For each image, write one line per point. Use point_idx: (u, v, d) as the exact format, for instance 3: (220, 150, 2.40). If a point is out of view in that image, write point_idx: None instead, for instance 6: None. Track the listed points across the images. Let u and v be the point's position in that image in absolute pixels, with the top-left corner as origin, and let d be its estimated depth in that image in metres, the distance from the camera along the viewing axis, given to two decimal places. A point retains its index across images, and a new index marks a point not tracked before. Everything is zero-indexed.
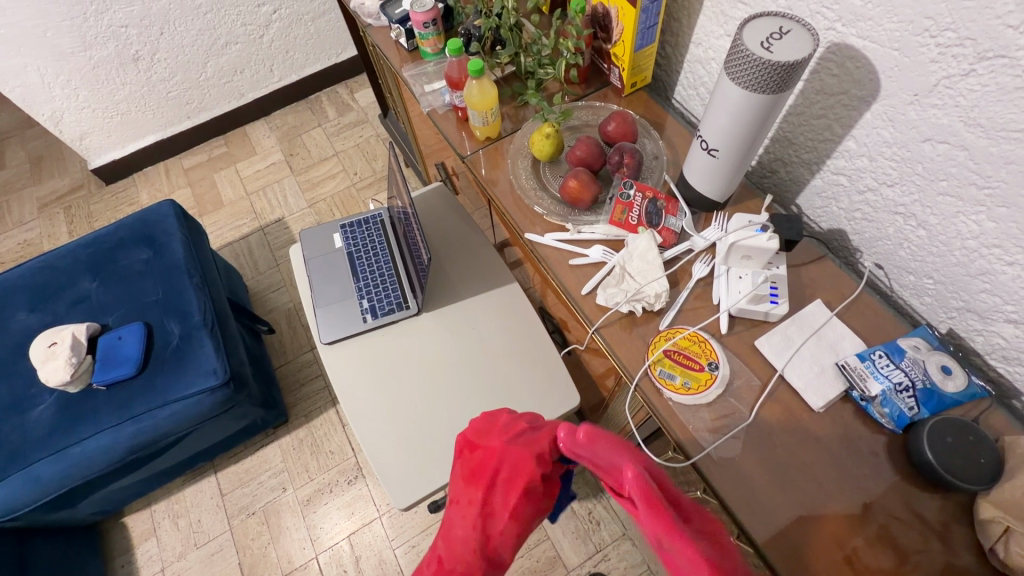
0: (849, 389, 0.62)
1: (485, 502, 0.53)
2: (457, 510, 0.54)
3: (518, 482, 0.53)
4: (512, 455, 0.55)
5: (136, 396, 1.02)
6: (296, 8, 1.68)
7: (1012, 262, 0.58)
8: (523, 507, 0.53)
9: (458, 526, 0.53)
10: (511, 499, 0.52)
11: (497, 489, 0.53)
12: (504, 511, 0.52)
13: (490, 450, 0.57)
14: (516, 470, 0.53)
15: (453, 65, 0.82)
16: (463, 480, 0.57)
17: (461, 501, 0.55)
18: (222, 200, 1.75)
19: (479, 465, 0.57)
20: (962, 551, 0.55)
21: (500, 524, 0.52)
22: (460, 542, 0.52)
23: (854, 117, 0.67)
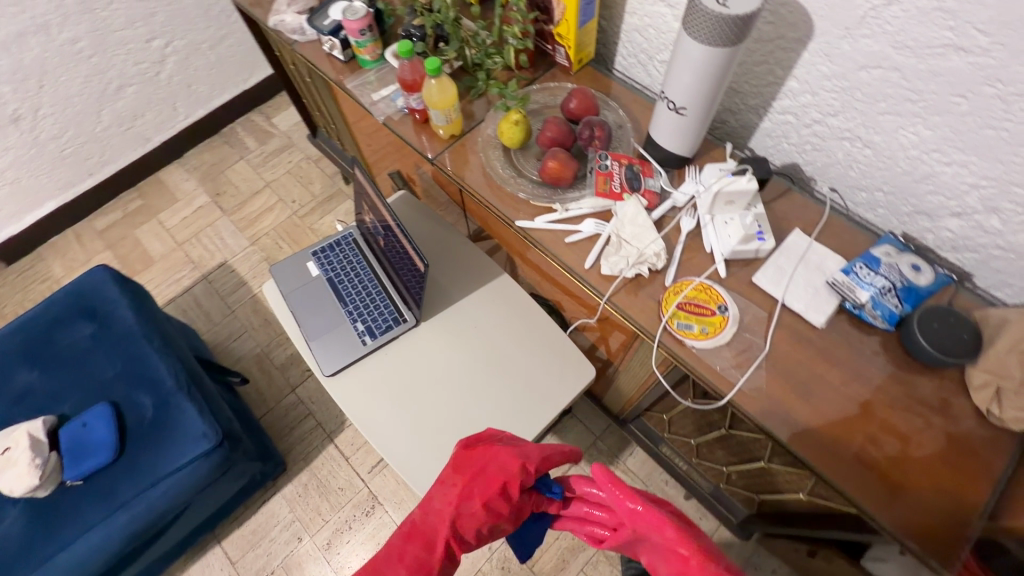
0: (842, 301, 0.69)
1: (466, 491, 0.61)
2: (440, 488, 0.63)
3: (497, 482, 0.60)
4: (501, 460, 0.62)
5: (120, 481, 0.93)
6: (190, 38, 1.56)
7: (950, 161, 0.66)
8: (497, 504, 0.59)
9: (438, 500, 0.62)
10: (485, 496, 0.59)
11: (477, 483, 0.61)
12: (479, 498, 0.59)
13: (486, 450, 0.64)
14: (499, 472, 0.61)
15: (405, 67, 0.80)
16: (453, 464, 0.65)
17: (446, 482, 0.64)
18: (152, 256, 1.61)
19: (471, 456, 0.65)
20: (963, 418, 0.63)
21: (472, 509, 0.59)
22: (436, 512, 0.61)
23: (793, 58, 0.72)
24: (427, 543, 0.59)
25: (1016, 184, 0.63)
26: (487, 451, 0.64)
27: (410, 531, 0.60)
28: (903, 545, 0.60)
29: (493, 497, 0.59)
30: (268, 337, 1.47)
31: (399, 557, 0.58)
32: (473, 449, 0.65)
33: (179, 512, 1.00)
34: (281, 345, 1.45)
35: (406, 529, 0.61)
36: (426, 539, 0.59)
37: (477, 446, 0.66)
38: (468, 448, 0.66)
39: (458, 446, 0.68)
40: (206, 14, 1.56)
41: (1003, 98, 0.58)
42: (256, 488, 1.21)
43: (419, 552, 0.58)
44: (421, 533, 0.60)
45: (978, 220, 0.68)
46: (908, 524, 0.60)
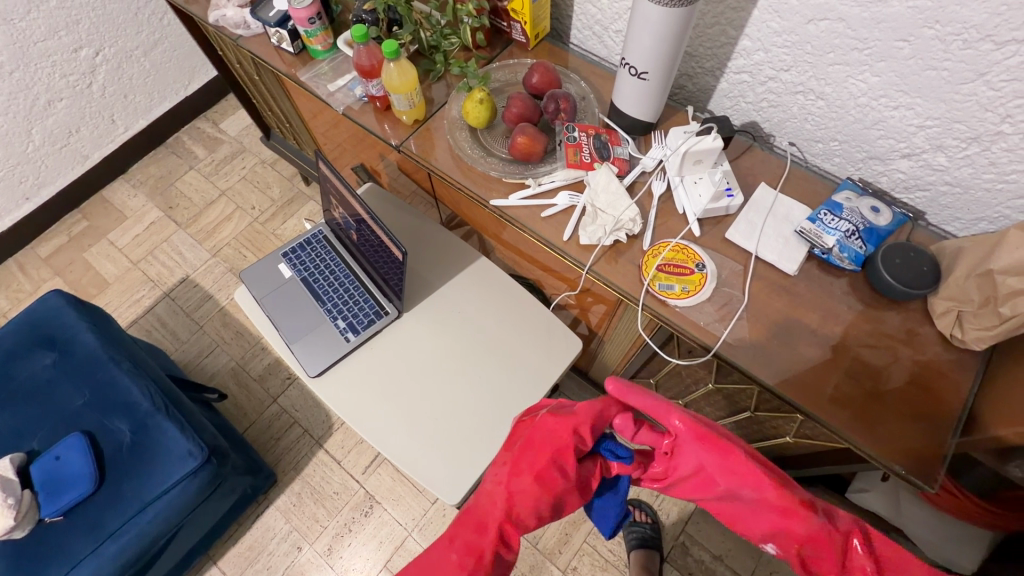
0: (811, 248, 0.72)
1: (517, 465, 0.65)
2: (494, 467, 0.68)
3: (545, 454, 0.63)
4: (548, 428, 0.65)
5: (104, 512, 0.89)
6: (121, 44, 1.48)
7: (897, 105, 0.70)
8: (547, 472, 0.62)
9: (491, 479, 0.67)
10: (535, 467, 0.63)
11: (525, 456, 0.64)
12: (530, 473, 0.63)
13: (535, 420, 0.68)
14: (546, 442, 0.64)
15: (361, 53, 0.78)
16: (508, 442, 0.69)
17: (500, 460, 0.68)
18: (105, 279, 1.53)
19: (521, 430, 0.69)
20: (929, 346, 0.67)
21: (522, 485, 0.63)
22: (488, 495, 0.66)
23: (743, 16, 0.74)
24: (478, 526, 0.65)
25: (958, 120, 0.66)
26: (535, 421, 0.68)
27: (463, 515, 0.66)
28: (888, 470, 0.63)
29: (544, 468, 0.63)
30: (242, 350, 1.42)
31: (451, 543, 0.64)
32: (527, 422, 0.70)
33: (171, 536, 0.97)
34: (257, 356, 1.41)
35: (460, 514, 0.67)
36: (477, 524, 0.65)
37: (530, 419, 0.71)
38: (520, 425, 0.70)
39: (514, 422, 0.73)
40: (136, 18, 1.47)
41: (943, 38, 0.61)
42: (248, 503, 1.18)
43: (470, 536, 0.64)
44: (471, 518, 0.66)
45: (926, 159, 0.72)
46: (890, 451, 0.64)
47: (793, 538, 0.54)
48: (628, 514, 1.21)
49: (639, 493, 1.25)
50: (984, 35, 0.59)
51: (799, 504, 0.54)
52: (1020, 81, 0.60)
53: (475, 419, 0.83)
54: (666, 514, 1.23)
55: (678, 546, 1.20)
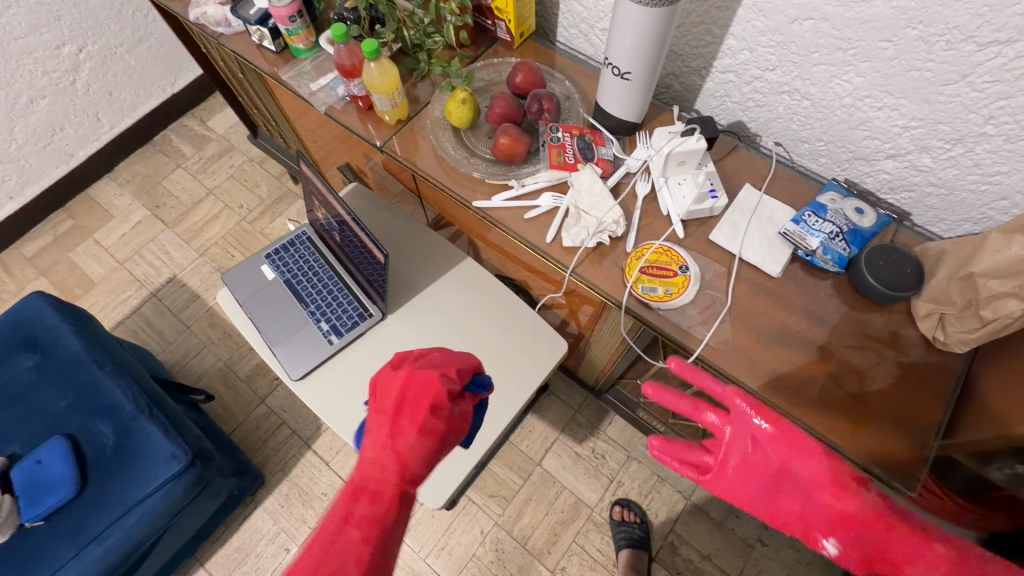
0: (795, 250, 0.71)
1: (395, 425, 0.66)
2: (373, 431, 0.67)
3: (422, 406, 0.65)
4: (418, 379, 0.67)
5: (86, 516, 0.88)
6: (104, 41, 1.45)
7: (882, 106, 0.69)
8: (427, 423, 0.64)
9: (370, 443, 0.66)
10: (415, 421, 0.65)
11: (405, 412, 0.65)
12: (412, 428, 0.64)
13: (396, 376, 0.68)
14: (421, 395, 0.66)
15: (342, 52, 0.77)
16: (376, 404, 0.68)
17: (375, 424, 0.67)
18: (91, 279, 1.52)
19: (386, 390, 0.68)
20: (913, 348, 0.67)
21: (409, 441, 0.64)
22: (372, 462, 0.64)
23: (728, 16, 0.73)
24: (371, 495, 0.63)
25: (942, 121, 0.66)
26: (398, 378, 0.68)
27: (352, 489, 0.64)
28: (868, 471, 0.64)
29: (423, 418, 0.64)
30: (229, 350, 1.41)
31: (347, 520, 0.61)
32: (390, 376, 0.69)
33: (155, 539, 0.96)
34: (244, 357, 1.40)
35: (347, 492, 0.63)
36: (370, 494, 0.63)
37: (390, 374, 0.70)
38: (385, 380, 0.69)
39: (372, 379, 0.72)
40: (119, 15, 1.45)
41: (926, 39, 0.61)
42: (235, 504, 1.17)
43: (366, 507, 0.62)
44: (362, 489, 0.63)
45: (911, 160, 0.72)
46: (871, 453, 0.64)
47: (852, 517, 0.55)
48: (618, 514, 1.20)
49: (628, 493, 1.25)
50: (966, 35, 0.58)
51: (850, 478, 0.56)
52: (1003, 82, 0.59)
53: None
54: (655, 513, 1.23)
55: (667, 546, 1.20)
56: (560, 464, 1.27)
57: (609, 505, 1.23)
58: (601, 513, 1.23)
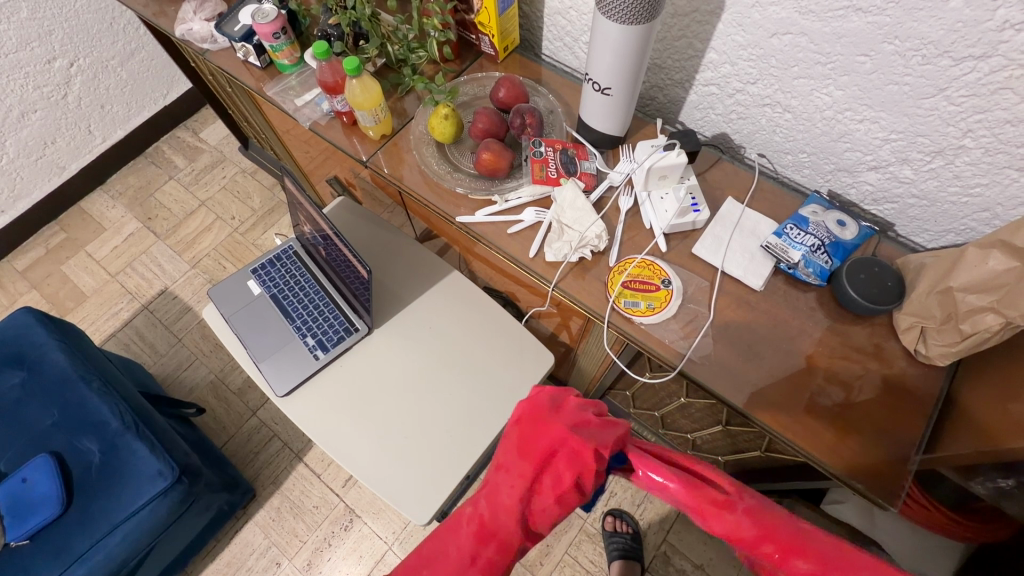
0: (777, 263, 0.71)
1: (535, 480, 0.51)
2: (506, 477, 0.51)
3: (576, 471, 0.50)
4: (581, 445, 0.51)
5: (72, 533, 0.88)
6: (96, 55, 1.46)
7: (862, 119, 0.69)
8: (571, 498, 0.51)
9: (505, 493, 0.50)
10: (559, 491, 0.50)
11: (552, 473, 0.51)
12: (551, 494, 0.50)
13: (554, 429, 0.52)
14: (573, 462, 0.51)
15: (325, 69, 0.78)
16: (517, 445, 0.53)
17: (512, 469, 0.51)
18: (83, 292, 1.52)
19: (534, 437, 0.53)
20: (895, 361, 0.67)
21: (546, 503, 0.50)
22: (509, 512, 0.49)
23: (709, 30, 0.73)
24: (500, 545, 0.48)
25: (921, 134, 0.66)
26: (554, 428, 0.52)
27: (479, 532, 0.48)
28: (849, 484, 0.64)
29: (570, 492, 0.50)
30: (221, 363, 1.41)
31: (472, 563, 0.47)
32: (539, 422, 0.54)
33: (143, 555, 0.96)
34: (236, 370, 1.40)
35: (474, 530, 0.48)
36: (500, 543, 0.48)
37: (541, 420, 0.54)
38: (529, 426, 0.54)
39: (511, 418, 0.56)
40: (110, 28, 1.45)
41: (902, 54, 0.61)
42: (225, 518, 1.17)
43: (493, 556, 0.48)
44: (492, 535, 0.48)
45: (892, 172, 0.72)
46: (852, 467, 0.63)
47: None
48: (609, 525, 1.20)
49: (621, 503, 1.25)
50: (942, 50, 0.58)
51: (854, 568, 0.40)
52: (979, 96, 0.59)
53: (445, 436, 0.83)
54: (648, 524, 1.23)
55: (659, 556, 1.20)
56: None
57: (601, 515, 1.23)
58: (594, 524, 1.23)
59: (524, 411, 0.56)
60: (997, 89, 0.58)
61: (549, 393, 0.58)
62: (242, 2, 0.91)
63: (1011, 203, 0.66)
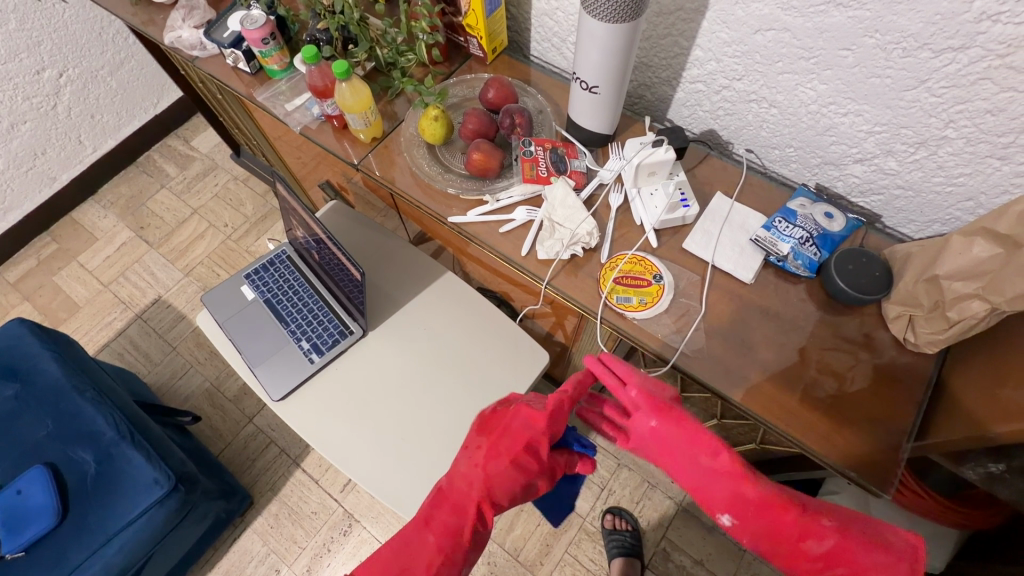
0: (767, 256, 0.72)
1: (492, 447, 0.60)
2: (467, 450, 0.63)
3: (523, 437, 0.59)
4: (527, 416, 0.61)
5: (68, 544, 0.88)
6: (85, 65, 1.45)
7: (846, 112, 0.70)
8: (523, 463, 0.59)
9: (463, 462, 0.62)
10: (511, 454, 0.59)
11: (503, 441, 0.60)
12: (506, 458, 0.59)
13: (506, 409, 0.63)
14: (525, 427, 0.60)
15: (314, 73, 0.78)
16: (478, 426, 0.64)
17: (471, 444, 0.63)
18: (76, 302, 1.51)
19: (493, 418, 0.63)
20: (886, 350, 0.68)
21: (500, 469, 0.59)
22: (462, 478, 0.61)
23: (694, 28, 0.74)
24: (454, 509, 0.60)
25: (905, 126, 0.67)
26: (512, 407, 0.63)
27: (437, 498, 0.62)
28: (843, 474, 0.64)
29: (519, 455, 0.59)
30: (217, 370, 1.40)
31: (427, 524, 0.60)
32: (499, 407, 0.65)
33: (141, 564, 0.96)
34: (231, 377, 1.39)
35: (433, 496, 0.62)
36: (453, 506, 0.60)
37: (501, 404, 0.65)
38: (493, 408, 0.65)
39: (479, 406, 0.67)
40: (99, 38, 1.45)
41: (883, 47, 0.62)
42: (224, 526, 1.17)
43: (447, 519, 0.59)
44: (447, 500, 0.61)
45: (878, 164, 0.73)
46: (844, 456, 0.64)
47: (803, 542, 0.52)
48: (609, 523, 1.21)
49: (619, 501, 1.25)
50: (921, 43, 0.59)
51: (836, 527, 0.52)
52: (959, 87, 0.60)
53: (441, 436, 0.83)
54: (647, 520, 1.23)
55: (659, 553, 1.20)
56: None
57: (600, 513, 1.23)
58: (593, 522, 1.23)
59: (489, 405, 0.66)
60: (976, 80, 0.59)
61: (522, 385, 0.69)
62: (231, 9, 0.91)
63: (995, 191, 0.67)
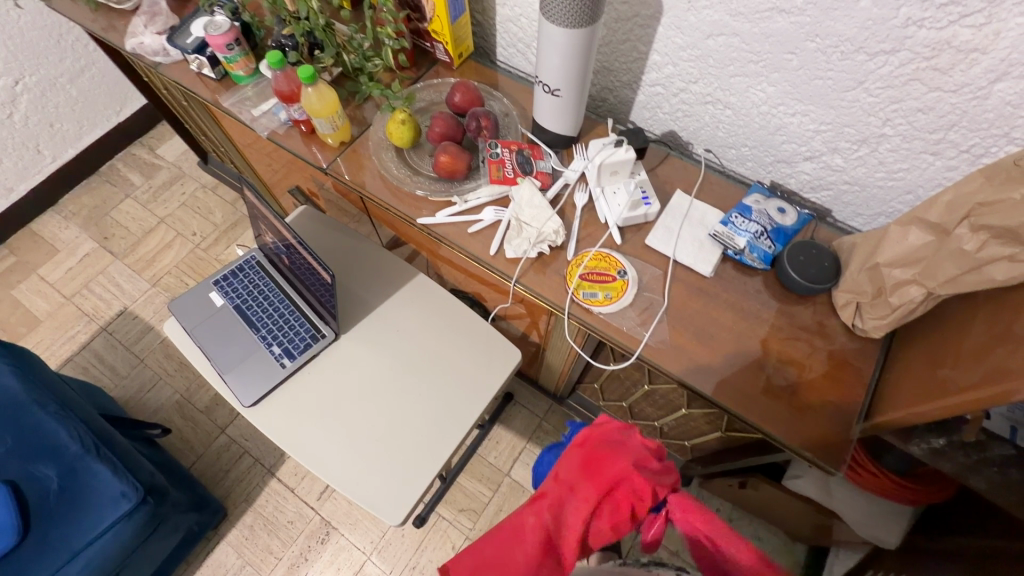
0: (724, 250, 0.76)
1: (598, 507, 0.59)
2: (570, 497, 0.61)
3: (628, 507, 0.59)
4: (641, 485, 0.59)
5: (29, 563, 0.85)
6: (43, 72, 1.42)
7: (794, 112, 0.74)
8: (625, 527, 0.59)
9: (569, 510, 0.60)
10: (617, 517, 0.59)
11: (609, 504, 0.59)
12: (610, 521, 0.59)
13: (621, 466, 0.60)
14: (633, 495, 0.59)
15: (280, 78, 0.79)
16: (582, 471, 0.62)
17: (577, 491, 0.61)
18: (36, 316, 1.46)
19: (602, 465, 0.61)
20: (837, 337, 0.72)
21: (604, 529, 0.59)
22: (569, 527, 0.59)
23: (650, 33, 0.77)
24: (558, 556, 0.59)
25: (847, 125, 0.71)
26: (621, 462, 0.61)
27: (543, 544, 0.59)
28: (800, 455, 0.68)
29: (626, 522, 0.59)
30: (187, 382, 1.38)
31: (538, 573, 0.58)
32: (600, 454, 0.63)
33: None
34: (202, 388, 1.36)
35: (540, 543, 0.59)
36: (561, 557, 0.59)
37: (607, 451, 0.63)
38: (599, 455, 0.63)
39: (575, 444, 0.66)
40: (58, 45, 1.41)
41: (824, 51, 0.66)
42: (195, 540, 1.15)
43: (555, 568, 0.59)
44: (555, 549, 0.59)
45: (825, 161, 0.77)
46: (800, 438, 0.68)
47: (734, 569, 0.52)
48: None
49: None
50: (857, 47, 0.63)
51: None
52: (893, 88, 0.65)
53: (415, 433, 0.84)
54: None
55: (636, 546, 1.22)
56: (529, 473, 1.27)
57: None
58: None
59: (587, 441, 0.66)
60: (908, 80, 0.63)
61: (617, 428, 0.66)
62: (194, 15, 0.91)
63: (931, 184, 0.71)
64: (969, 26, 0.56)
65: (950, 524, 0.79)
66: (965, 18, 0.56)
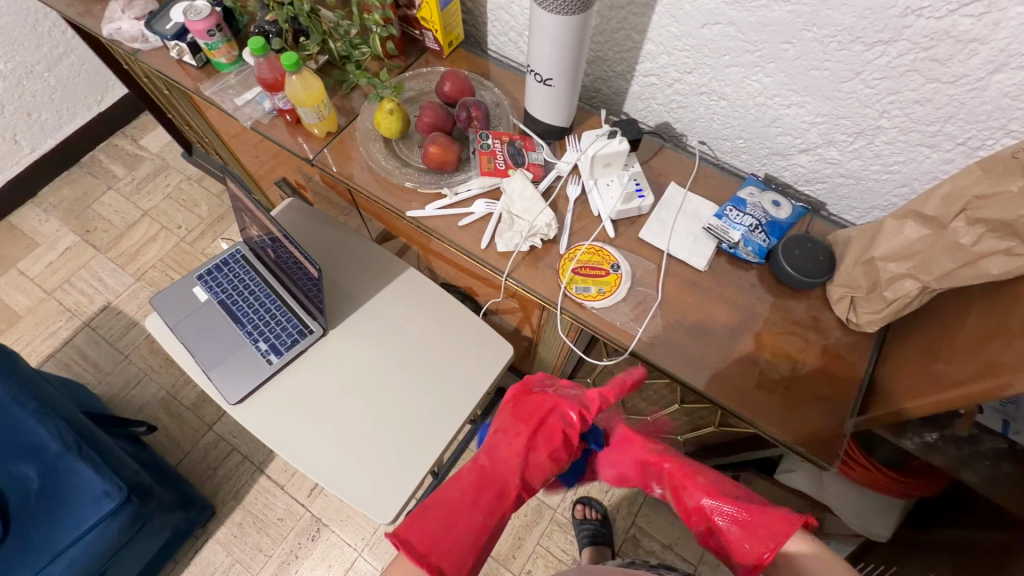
0: (719, 243, 0.75)
1: (532, 439, 0.71)
2: (504, 437, 0.73)
3: (558, 431, 0.73)
4: (564, 411, 0.74)
5: (9, 565, 0.83)
6: (20, 60, 1.37)
7: (790, 103, 0.73)
8: (559, 453, 0.72)
9: (503, 447, 0.72)
10: (550, 444, 0.72)
11: (541, 433, 0.72)
12: (544, 449, 0.71)
13: (544, 401, 0.75)
14: (560, 421, 0.74)
15: (263, 66, 0.76)
16: (513, 415, 0.75)
17: (509, 431, 0.73)
18: (16, 312, 1.42)
19: (529, 407, 0.75)
20: (831, 331, 0.71)
21: (539, 457, 0.71)
22: (504, 460, 0.70)
23: (644, 22, 0.75)
24: (497, 489, 0.69)
25: (843, 117, 0.70)
26: (546, 400, 0.75)
27: (479, 479, 0.69)
28: (794, 450, 0.67)
29: (558, 449, 0.72)
30: (173, 378, 1.35)
31: (474, 504, 0.67)
32: (528, 401, 0.76)
33: None
34: (189, 384, 1.34)
35: (475, 478, 0.69)
36: (499, 489, 0.69)
37: (532, 397, 0.76)
38: (526, 400, 0.76)
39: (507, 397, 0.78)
40: (34, 32, 1.37)
41: (821, 40, 0.64)
42: (182, 539, 1.13)
43: (493, 499, 0.68)
44: (491, 482, 0.69)
45: (821, 154, 0.76)
46: (794, 434, 0.67)
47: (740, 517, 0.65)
48: (579, 513, 1.22)
49: (589, 491, 1.27)
50: (854, 36, 0.62)
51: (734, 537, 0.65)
52: (890, 79, 0.64)
53: (405, 430, 0.83)
54: (616, 508, 1.26)
55: (629, 540, 1.22)
56: None
57: (571, 504, 1.24)
58: (563, 513, 1.24)
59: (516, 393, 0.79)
60: (906, 71, 0.62)
61: (539, 380, 0.80)
62: (173, 0, 0.88)
63: (926, 177, 0.71)
64: (969, 15, 0.55)
65: (943, 516, 0.79)
66: (964, 7, 0.55)
